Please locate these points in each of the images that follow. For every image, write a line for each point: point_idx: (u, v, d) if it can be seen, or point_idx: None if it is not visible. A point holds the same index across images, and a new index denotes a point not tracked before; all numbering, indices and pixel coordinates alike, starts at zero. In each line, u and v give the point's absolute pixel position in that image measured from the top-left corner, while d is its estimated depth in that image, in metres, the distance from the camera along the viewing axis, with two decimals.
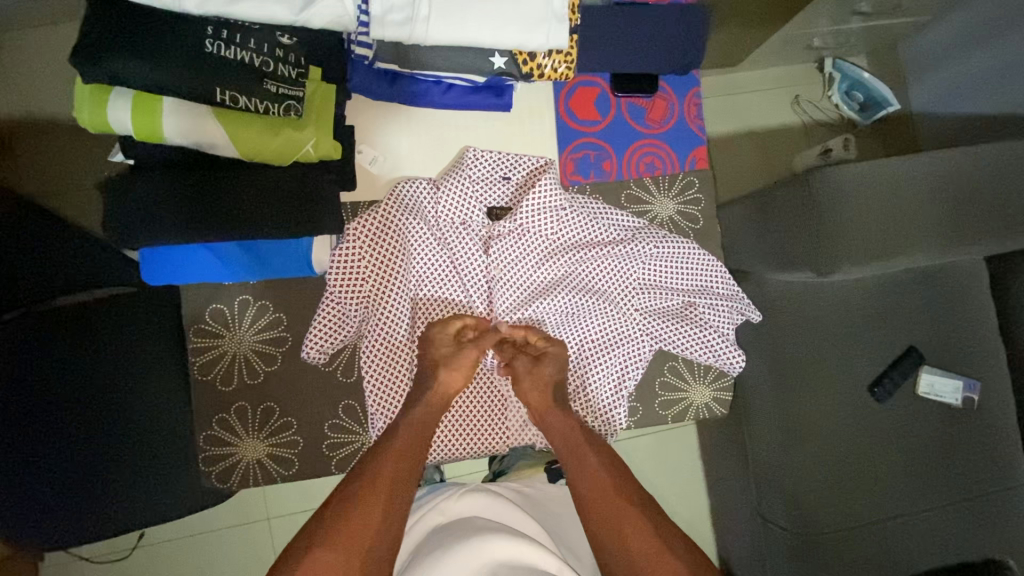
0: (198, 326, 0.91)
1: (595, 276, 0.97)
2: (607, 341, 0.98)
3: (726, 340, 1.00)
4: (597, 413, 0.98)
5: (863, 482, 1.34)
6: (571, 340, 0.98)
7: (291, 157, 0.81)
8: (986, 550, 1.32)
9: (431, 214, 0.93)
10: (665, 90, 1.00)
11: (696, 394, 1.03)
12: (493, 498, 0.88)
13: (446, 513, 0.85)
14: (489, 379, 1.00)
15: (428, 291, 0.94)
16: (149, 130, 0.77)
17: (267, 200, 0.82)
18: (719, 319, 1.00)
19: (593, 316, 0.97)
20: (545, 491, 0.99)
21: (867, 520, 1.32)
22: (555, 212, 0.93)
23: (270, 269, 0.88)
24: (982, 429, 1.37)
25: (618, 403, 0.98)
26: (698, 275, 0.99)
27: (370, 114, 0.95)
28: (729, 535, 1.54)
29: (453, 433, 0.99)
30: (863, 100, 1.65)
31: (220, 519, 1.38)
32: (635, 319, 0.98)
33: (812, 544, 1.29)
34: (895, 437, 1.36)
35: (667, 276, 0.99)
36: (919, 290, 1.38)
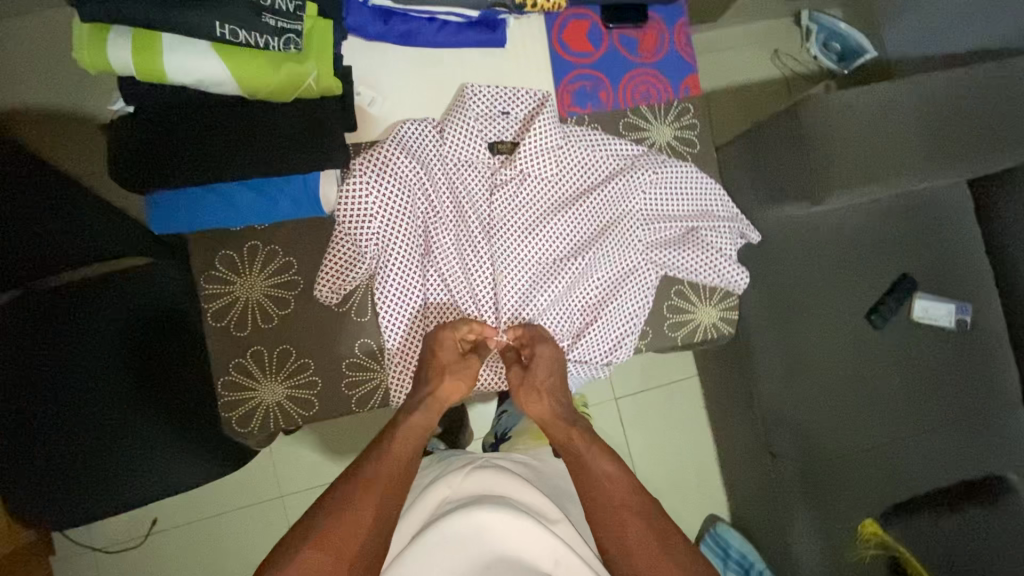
0: (209, 273, 0.91)
1: (600, 206, 0.98)
2: (614, 273, 0.99)
3: (729, 260, 1.02)
4: (612, 342, 1.00)
5: (868, 410, 1.36)
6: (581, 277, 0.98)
7: (294, 90, 0.83)
8: (988, 467, 1.35)
9: (434, 152, 0.94)
10: (655, 20, 1.02)
11: (702, 314, 1.05)
12: (501, 474, 0.83)
13: (454, 487, 0.81)
14: None
15: (439, 231, 0.94)
16: (151, 69, 0.77)
17: (273, 135, 0.82)
18: (720, 239, 1.02)
19: (601, 247, 0.97)
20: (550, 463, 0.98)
21: (871, 446, 1.35)
22: (555, 147, 0.95)
23: (277, 210, 0.88)
24: (980, 352, 1.39)
25: (629, 332, 1.00)
26: (698, 200, 1.02)
27: (366, 54, 0.95)
28: (737, 478, 1.56)
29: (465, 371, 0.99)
30: (840, 50, 1.69)
31: (232, 499, 1.37)
32: (639, 249, 1.00)
33: (819, 470, 1.32)
34: (895, 364, 1.38)
35: (669, 203, 1.00)
36: (908, 219, 1.41)
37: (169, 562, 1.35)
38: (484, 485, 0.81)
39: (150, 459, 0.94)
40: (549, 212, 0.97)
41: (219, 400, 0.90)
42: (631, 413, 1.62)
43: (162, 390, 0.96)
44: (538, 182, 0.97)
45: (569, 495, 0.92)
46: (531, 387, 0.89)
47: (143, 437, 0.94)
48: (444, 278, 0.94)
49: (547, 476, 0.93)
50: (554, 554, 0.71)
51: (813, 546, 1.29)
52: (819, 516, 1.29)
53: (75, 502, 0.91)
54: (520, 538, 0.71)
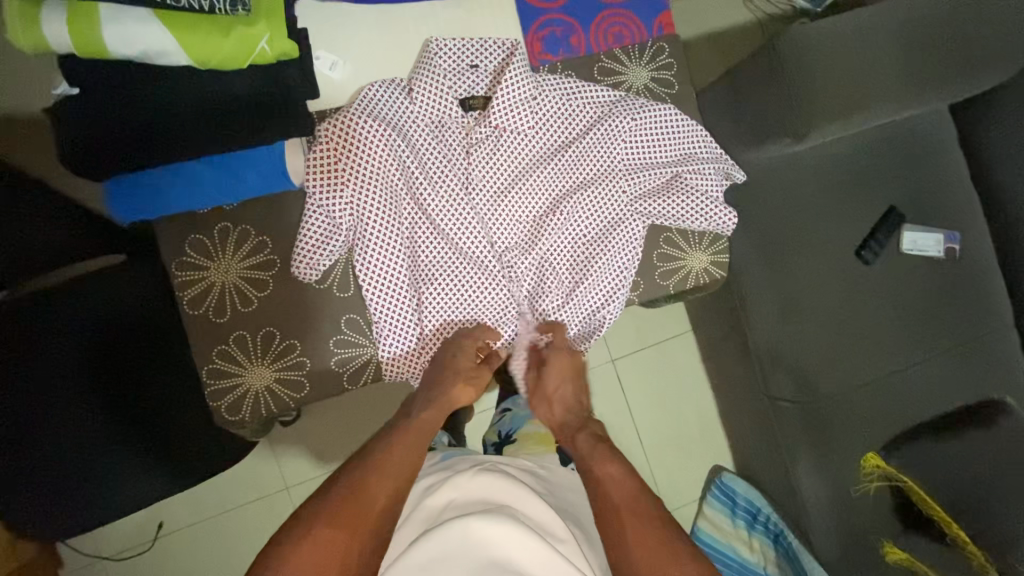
0: (181, 259, 0.87)
1: (580, 157, 0.94)
2: (602, 228, 0.95)
3: (716, 201, 0.98)
4: (606, 297, 0.96)
5: (865, 345, 1.36)
6: (568, 236, 0.94)
7: (245, 58, 0.77)
8: (985, 391, 1.35)
9: (404, 112, 0.90)
10: None
11: (693, 260, 1.01)
12: (508, 481, 0.82)
13: (459, 491, 0.80)
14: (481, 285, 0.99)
15: (417, 196, 0.90)
16: (87, 40, 0.71)
17: (232, 107, 0.78)
18: (706, 182, 0.98)
19: (584, 199, 0.94)
20: (557, 474, 0.95)
21: (870, 383, 1.35)
22: (528, 100, 0.91)
23: (243, 187, 0.84)
24: (967, 279, 1.39)
25: (621, 285, 0.96)
26: (680, 143, 0.97)
27: (322, 15, 0.90)
28: (739, 427, 1.56)
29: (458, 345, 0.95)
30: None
31: (236, 496, 1.35)
32: (625, 201, 0.96)
33: (820, 409, 1.32)
34: (888, 297, 1.38)
35: (651, 148, 0.96)
36: (893, 149, 1.39)
37: (181, 564, 1.33)
38: (488, 489, 0.80)
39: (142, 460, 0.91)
40: (528, 166, 0.94)
41: (206, 389, 0.87)
42: (631, 373, 1.62)
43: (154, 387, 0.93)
44: (516, 140, 0.93)
45: (576, 504, 0.89)
46: (544, 392, 0.94)
47: (134, 436, 0.91)
48: (427, 245, 0.90)
49: (556, 487, 0.91)
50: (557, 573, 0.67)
51: (819, 484, 1.30)
52: (821, 455, 1.30)
53: (69, 510, 0.88)
54: (522, 555, 0.68)
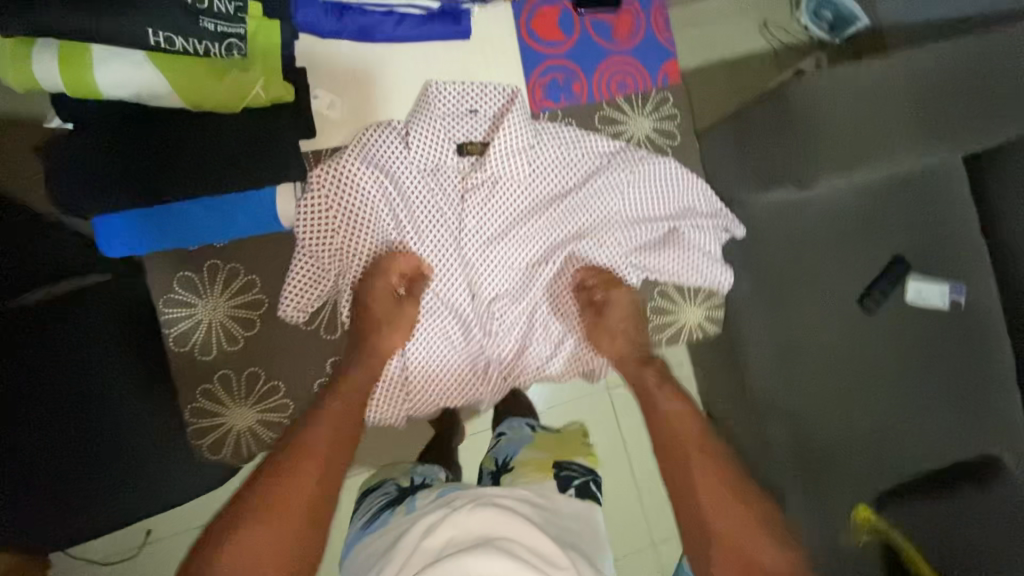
0: (168, 296, 0.86)
1: (578, 208, 0.92)
2: (595, 281, 0.94)
3: (712, 257, 0.97)
4: (596, 350, 0.95)
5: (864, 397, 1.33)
6: (560, 287, 0.93)
7: (240, 101, 0.77)
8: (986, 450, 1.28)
9: (400, 154, 0.87)
10: (629, 4, 0.96)
11: (687, 315, 0.99)
12: (504, 513, 0.70)
13: (450, 532, 0.68)
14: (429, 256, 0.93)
15: (410, 241, 0.89)
16: (78, 82, 0.71)
17: (224, 149, 0.77)
18: (704, 238, 0.96)
19: (578, 251, 0.93)
20: (558, 504, 0.78)
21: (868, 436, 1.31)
22: (527, 149, 0.90)
23: (233, 228, 0.84)
24: (979, 332, 1.34)
25: (611, 339, 0.95)
26: (679, 196, 0.96)
27: (321, 53, 0.89)
28: None
29: (432, 385, 0.92)
30: (832, 19, 1.55)
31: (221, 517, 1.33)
32: (619, 254, 0.95)
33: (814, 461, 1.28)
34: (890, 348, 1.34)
35: (650, 201, 0.95)
36: (904, 192, 1.35)
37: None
38: (488, 526, 0.68)
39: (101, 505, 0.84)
40: (525, 214, 0.92)
41: (189, 427, 0.87)
42: None
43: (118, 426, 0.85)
44: (512, 187, 0.92)
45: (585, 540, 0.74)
46: (603, 328, 0.92)
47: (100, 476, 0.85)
48: (417, 291, 0.90)
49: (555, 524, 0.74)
50: None
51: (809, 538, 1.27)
52: (817, 508, 1.26)
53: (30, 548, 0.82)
54: None
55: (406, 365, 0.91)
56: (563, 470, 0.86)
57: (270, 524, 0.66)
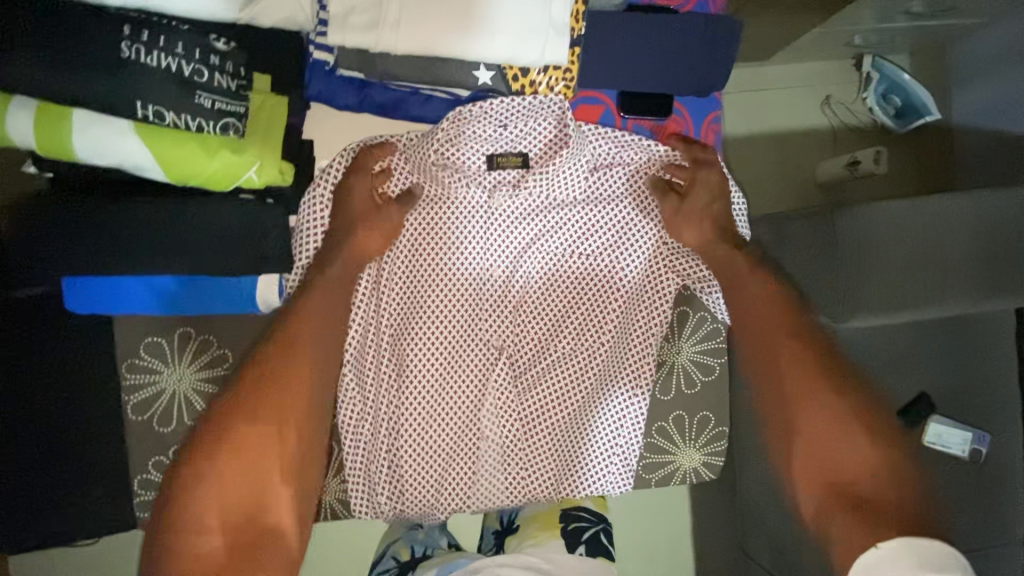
0: (131, 360, 0.81)
1: (611, 252, 0.85)
2: (615, 325, 0.86)
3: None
4: (609, 418, 0.88)
5: None
6: (577, 327, 0.86)
7: (231, 182, 0.69)
8: None
9: (424, 179, 0.82)
10: (680, 113, 0.87)
11: (683, 458, 0.90)
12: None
13: None
14: (437, 201, 0.84)
15: (423, 275, 0.84)
16: (58, 147, 0.64)
17: (209, 229, 0.71)
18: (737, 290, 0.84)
19: (602, 292, 0.86)
20: (562, 565, 0.81)
21: None
22: (563, 172, 0.82)
23: (208, 304, 0.77)
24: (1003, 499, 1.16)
25: (635, 387, 0.88)
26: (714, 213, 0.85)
27: (331, 124, 0.82)
28: None
29: (422, 416, 0.84)
30: (900, 105, 1.32)
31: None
32: (643, 299, 0.86)
33: None
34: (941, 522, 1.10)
35: (693, 246, 0.85)
36: (948, 335, 1.17)
37: None
38: None
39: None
40: (551, 254, 0.86)
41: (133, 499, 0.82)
42: None
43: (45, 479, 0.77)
44: (542, 208, 0.85)
45: None
46: (688, 213, 0.84)
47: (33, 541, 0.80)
48: (419, 323, 0.84)
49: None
50: None
51: None
52: None
53: None
54: None
55: (394, 407, 0.84)
56: (570, 525, 0.88)
57: (267, 435, 0.60)
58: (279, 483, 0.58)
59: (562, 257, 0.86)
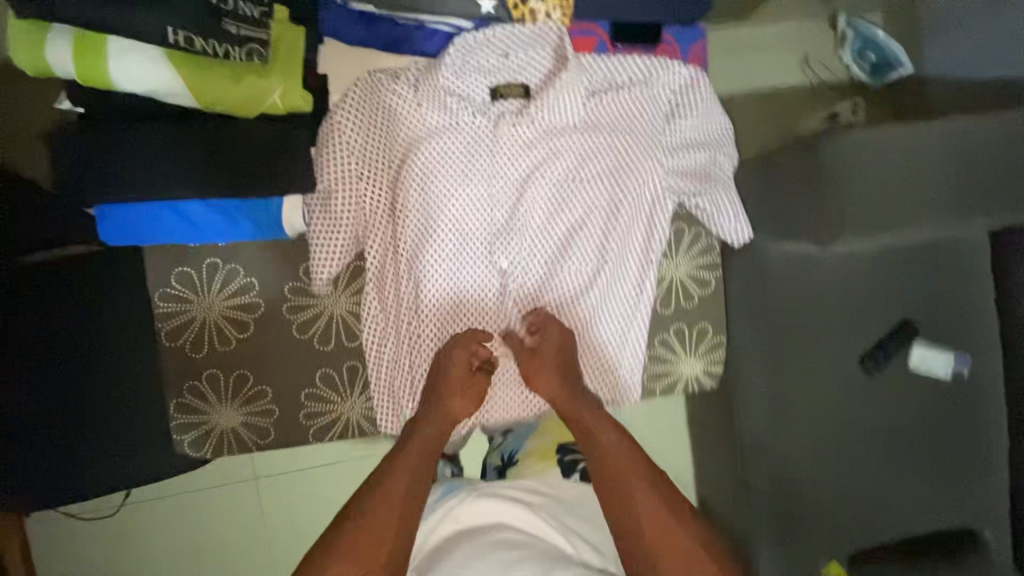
0: (164, 290, 0.86)
1: (611, 174, 0.91)
2: (615, 245, 0.92)
3: (740, 216, 0.92)
4: (610, 331, 0.94)
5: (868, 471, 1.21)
6: (580, 247, 0.92)
7: (256, 107, 0.75)
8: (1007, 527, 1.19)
9: (434, 108, 0.87)
10: (668, 43, 0.94)
11: (685, 366, 0.99)
12: (506, 500, 0.86)
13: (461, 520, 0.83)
14: (446, 131, 0.88)
15: (436, 202, 0.89)
16: (95, 75, 0.69)
17: (235, 151, 0.76)
18: (723, 206, 0.92)
19: (602, 214, 0.92)
20: (562, 490, 0.93)
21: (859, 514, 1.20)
22: (563, 100, 0.87)
23: (236, 231, 0.82)
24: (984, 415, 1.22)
25: (637, 301, 0.94)
26: (704, 136, 0.92)
27: (345, 60, 0.88)
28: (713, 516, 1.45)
29: (440, 330, 0.91)
30: (874, 61, 1.39)
31: (304, 461, 1.32)
32: (640, 221, 0.92)
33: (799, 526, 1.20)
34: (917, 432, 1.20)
35: (685, 166, 0.91)
36: (931, 262, 1.19)
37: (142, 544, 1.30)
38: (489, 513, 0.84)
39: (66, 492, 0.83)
40: (555, 177, 0.91)
41: (172, 421, 0.89)
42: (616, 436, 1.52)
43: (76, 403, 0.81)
44: (545, 136, 0.90)
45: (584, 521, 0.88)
46: (538, 357, 0.86)
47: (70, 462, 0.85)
48: (432, 246, 0.89)
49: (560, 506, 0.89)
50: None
51: None
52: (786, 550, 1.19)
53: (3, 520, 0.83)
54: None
55: (413, 324, 0.90)
56: (568, 456, 0.99)
57: (388, 518, 0.73)
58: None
59: (565, 182, 0.91)
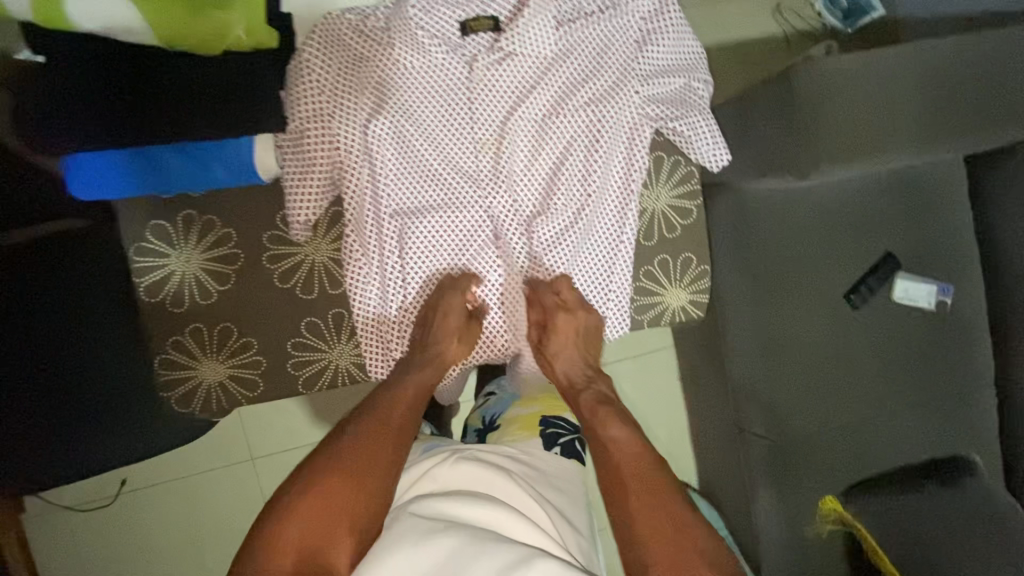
0: (140, 245, 0.86)
1: (588, 104, 0.89)
2: (598, 176, 0.90)
3: (717, 138, 0.92)
4: (596, 267, 0.93)
5: (857, 405, 1.22)
6: (562, 182, 0.90)
7: (221, 43, 0.73)
8: (988, 450, 1.23)
9: (404, 44, 0.84)
10: None
11: (671, 297, 1.00)
12: (489, 466, 0.75)
13: (438, 482, 0.73)
14: (418, 68, 0.86)
15: (413, 141, 0.87)
16: (50, 12, 0.67)
17: (198, 91, 0.74)
18: (699, 132, 0.92)
19: (583, 146, 0.90)
20: (542, 457, 0.83)
21: (851, 449, 1.21)
22: (534, 32, 0.86)
23: (209, 177, 0.81)
24: (967, 344, 1.24)
25: (622, 234, 0.93)
26: (678, 62, 0.91)
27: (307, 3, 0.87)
28: (709, 467, 1.44)
29: (425, 273, 0.90)
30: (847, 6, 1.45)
31: (298, 434, 1.30)
32: (620, 151, 0.91)
33: (793, 464, 1.19)
34: (902, 361, 1.22)
35: (661, 94, 0.91)
36: (908, 194, 1.21)
37: (141, 527, 1.28)
38: (471, 480, 0.73)
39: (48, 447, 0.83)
40: (531, 110, 0.89)
41: (158, 378, 0.89)
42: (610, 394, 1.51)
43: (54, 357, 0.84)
44: (521, 70, 0.88)
45: (573, 494, 0.79)
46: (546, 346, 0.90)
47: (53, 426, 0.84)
48: (411, 188, 0.88)
49: (542, 477, 0.78)
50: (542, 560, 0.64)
51: (780, 539, 1.18)
52: (782, 491, 1.18)
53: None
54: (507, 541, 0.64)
55: (396, 268, 0.88)
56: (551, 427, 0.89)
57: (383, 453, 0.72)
58: (360, 518, 0.65)
59: (544, 115, 0.89)
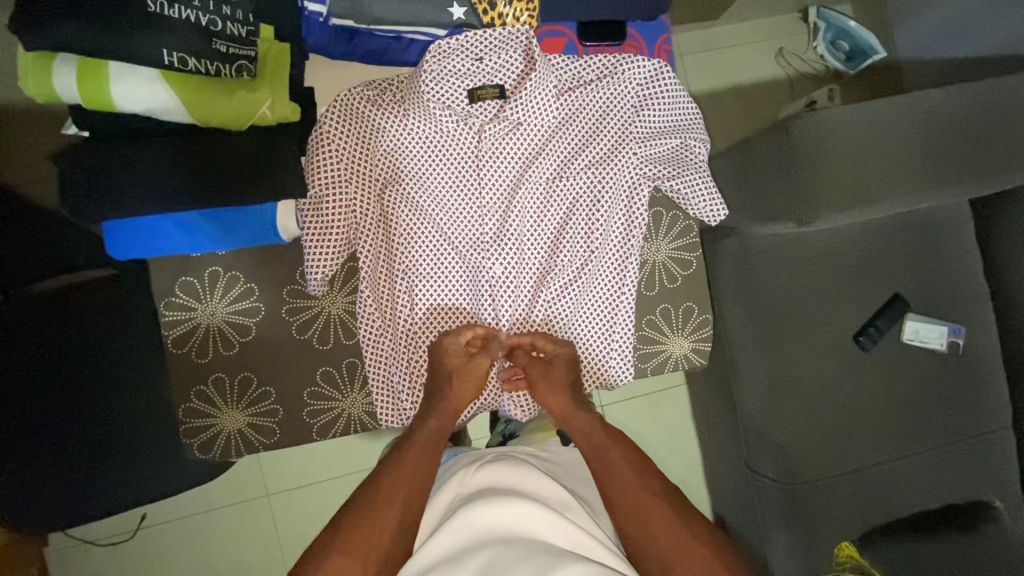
0: (169, 300, 0.94)
1: (588, 167, 0.95)
2: (600, 233, 0.95)
3: (713, 195, 0.96)
4: (598, 318, 0.97)
5: (872, 448, 1.19)
6: (565, 239, 0.95)
7: (247, 120, 0.79)
8: (1012, 496, 1.19)
9: (417, 115, 0.91)
10: (634, 38, 1.00)
11: (674, 346, 1.03)
12: (510, 467, 0.82)
13: (466, 486, 0.81)
14: (429, 138, 0.93)
15: (424, 202, 0.94)
16: (98, 99, 0.72)
17: (224, 163, 0.80)
18: (695, 190, 0.96)
19: (584, 205, 0.95)
20: (562, 454, 0.95)
21: (869, 494, 1.18)
22: (537, 102, 0.92)
23: (236, 239, 0.88)
24: (980, 384, 1.22)
25: (623, 285, 0.96)
26: (672, 124, 0.96)
27: (328, 74, 0.96)
28: (723, 507, 1.41)
29: (434, 326, 0.95)
30: (848, 50, 1.46)
31: (312, 470, 1.33)
32: (620, 209, 0.95)
33: (810, 512, 1.15)
34: (915, 403, 1.20)
35: (657, 155, 0.96)
36: (915, 235, 1.22)
37: (157, 562, 1.31)
38: (496, 478, 0.80)
39: (67, 486, 0.86)
40: (535, 173, 0.95)
41: (181, 427, 0.95)
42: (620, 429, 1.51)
43: (68, 400, 0.88)
44: (524, 138, 0.94)
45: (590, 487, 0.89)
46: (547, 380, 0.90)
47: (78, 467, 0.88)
48: (423, 246, 0.94)
49: (562, 470, 0.90)
50: (571, 538, 0.70)
51: None
52: (799, 534, 1.14)
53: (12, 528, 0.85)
54: (533, 524, 0.71)
55: (408, 321, 0.94)
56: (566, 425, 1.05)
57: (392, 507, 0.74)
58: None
59: (547, 177, 0.95)
